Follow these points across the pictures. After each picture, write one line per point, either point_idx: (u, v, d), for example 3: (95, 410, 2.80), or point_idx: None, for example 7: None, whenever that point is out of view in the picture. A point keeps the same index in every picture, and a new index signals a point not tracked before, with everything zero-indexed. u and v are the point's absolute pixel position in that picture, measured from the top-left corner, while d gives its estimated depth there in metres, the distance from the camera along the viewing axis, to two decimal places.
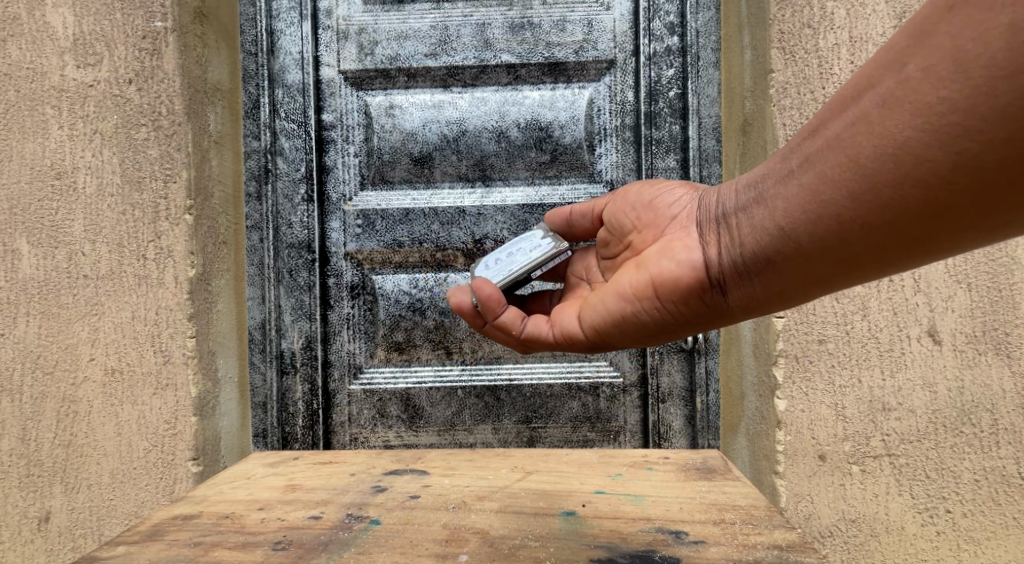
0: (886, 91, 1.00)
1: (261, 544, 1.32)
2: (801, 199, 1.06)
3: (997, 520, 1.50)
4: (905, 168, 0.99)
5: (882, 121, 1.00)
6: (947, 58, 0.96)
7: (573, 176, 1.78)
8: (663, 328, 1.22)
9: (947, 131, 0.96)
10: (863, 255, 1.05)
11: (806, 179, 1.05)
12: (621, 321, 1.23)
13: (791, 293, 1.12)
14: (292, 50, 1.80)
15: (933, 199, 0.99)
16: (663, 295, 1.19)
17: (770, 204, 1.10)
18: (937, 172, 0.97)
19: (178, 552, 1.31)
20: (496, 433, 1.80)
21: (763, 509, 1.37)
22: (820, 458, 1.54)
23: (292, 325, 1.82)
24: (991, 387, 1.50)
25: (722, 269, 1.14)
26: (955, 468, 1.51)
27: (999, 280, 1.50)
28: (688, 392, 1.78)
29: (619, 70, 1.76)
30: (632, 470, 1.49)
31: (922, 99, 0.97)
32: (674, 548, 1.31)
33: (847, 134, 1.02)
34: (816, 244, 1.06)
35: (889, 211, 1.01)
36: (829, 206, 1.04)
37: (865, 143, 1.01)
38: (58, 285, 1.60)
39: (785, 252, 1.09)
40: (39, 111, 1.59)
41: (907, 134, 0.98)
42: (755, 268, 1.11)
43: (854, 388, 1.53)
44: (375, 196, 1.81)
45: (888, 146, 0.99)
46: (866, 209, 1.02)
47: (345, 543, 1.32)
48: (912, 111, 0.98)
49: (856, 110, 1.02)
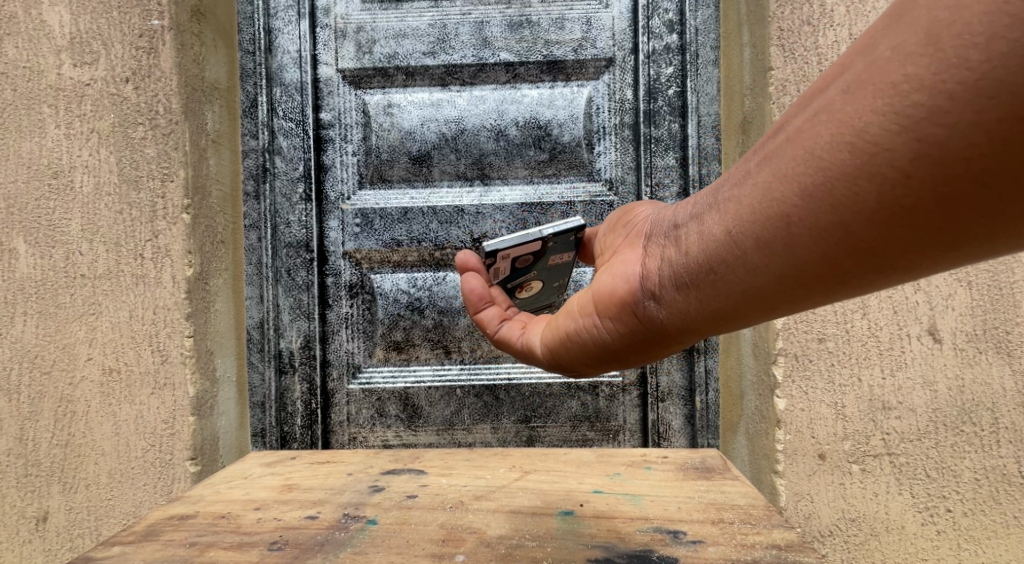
0: (852, 76, 0.97)
1: (257, 544, 1.32)
2: (754, 198, 1.03)
3: (998, 519, 1.50)
4: (866, 161, 0.96)
5: (846, 109, 0.97)
6: (919, 34, 0.94)
7: (572, 175, 1.77)
8: (609, 351, 1.21)
9: (909, 115, 0.94)
10: (813, 265, 1.01)
11: (759, 176, 1.03)
12: (569, 340, 1.23)
13: (733, 315, 1.09)
14: (291, 49, 1.79)
15: (893, 202, 0.96)
16: (607, 304, 1.18)
17: (717, 207, 1.07)
18: (893, 187, 0.95)
19: (174, 552, 1.30)
20: (495, 433, 1.79)
21: (762, 509, 1.37)
22: (819, 458, 1.54)
23: (291, 324, 1.80)
24: (991, 386, 1.50)
25: (662, 279, 1.13)
26: (955, 467, 1.51)
27: (999, 278, 1.49)
28: (688, 391, 1.77)
29: (619, 69, 1.76)
30: (631, 470, 1.49)
31: (892, 83, 0.95)
32: (673, 548, 1.31)
33: (807, 125, 1.00)
34: (761, 250, 1.03)
35: (842, 212, 0.98)
36: (780, 206, 1.01)
37: (823, 135, 0.98)
38: (56, 285, 1.60)
39: (729, 259, 1.06)
40: (36, 110, 1.58)
41: (867, 122, 0.96)
42: (697, 277, 1.09)
43: (854, 387, 1.53)
44: (373, 195, 1.80)
45: (847, 137, 0.97)
46: (817, 208, 0.99)
47: (342, 543, 1.32)
48: (876, 94, 0.95)
49: (818, 102, 1.00)
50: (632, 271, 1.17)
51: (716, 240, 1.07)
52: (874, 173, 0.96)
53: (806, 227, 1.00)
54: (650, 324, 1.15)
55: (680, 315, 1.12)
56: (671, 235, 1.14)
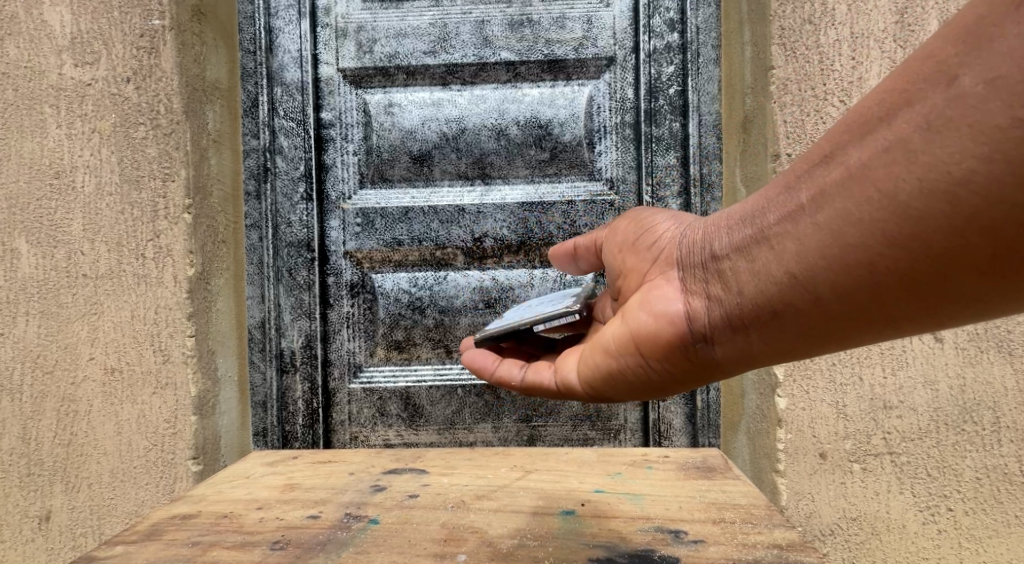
0: (930, 111, 0.98)
1: (259, 543, 1.32)
2: (820, 238, 1.04)
3: (998, 518, 1.50)
4: (953, 205, 0.97)
5: (927, 148, 0.98)
6: (1012, 68, 0.94)
7: (573, 174, 1.74)
8: (654, 387, 1.19)
9: (1010, 157, 0.95)
10: (877, 307, 1.03)
11: (822, 216, 1.04)
12: (606, 377, 1.21)
13: (796, 352, 1.10)
14: (291, 49, 1.76)
15: (969, 247, 0.98)
16: (648, 345, 1.16)
17: (777, 247, 1.07)
18: (973, 232, 0.97)
19: (176, 551, 1.31)
20: (496, 433, 1.75)
21: (763, 508, 1.37)
22: (821, 457, 1.54)
23: (292, 324, 1.77)
24: (992, 385, 1.50)
25: (710, 320, 1.12)
26: (956, 466, 1.51)
27: None
28: (689, 390, 1.73)
29: (620, 67, 1.72)
30: (632, 470, 1.50)
31: (976, 118, 0.96)
32: (674, 548, 1.31)
33: (879, 165, 1.00)
34: (828, 293, 1.04)
35: (914, 257, 1.00)
36: (857, 248, 1.02)
37: (902, 175, 0.99)
38: (58, 284, 1.62)
39: (796, 302, 1.06)
40: (38, 110, 1.61)
41: (956, 165, 0.97)
42: (756, 319, 1.09)
43: (855, 386, 1.53)
44: (374, 195, 1.77)
45: (931, 179, 0.98)
46: (898, 249, 1.00)
47: (343, 543, 1.32)
48: (969, 136, 0.96)
49: (887, 136, 1.00)
50: (675, 309, 1.15)
51: (779, 281, 1.07)
52: (952, 219, 0.98)
53: (880, 270, 1.01)
54: (699, 366, 1.15)
55: (733, 356, 1.13)
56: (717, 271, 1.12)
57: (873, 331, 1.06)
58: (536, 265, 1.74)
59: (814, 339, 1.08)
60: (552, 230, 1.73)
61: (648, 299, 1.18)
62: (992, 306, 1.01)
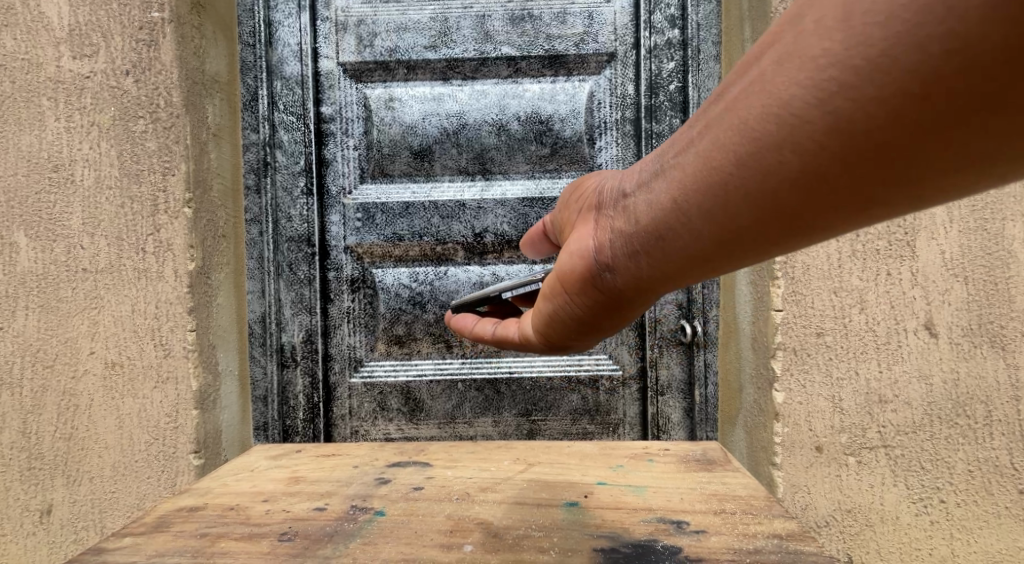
0: (819, 17, 0.94)
1: (268, 535, 1.34)
2: (712, 155, 1.00)
3: (990, 509, 1.53)
4: (846, 106, 0.93)
5: (813, 49, 0.94)
6: None
7: (573, 169, 1.74)
8: (582, 326, 1.17)
9: (901, 53, 0.91)
10: (778, 220, 0.99)
11: (711, 134, 1.01)
12: (541, 321, 1.20)
13: (700, 273, 1.07)
14: (291, 42, 1.75)
15: (874, 145, 0.93)
16: (567, 284, 1.14)
17: (671, 171, 1.04)
18: (872, 133, 0.93)
19: (185, 543, 1.33)
20: (496, 427, 1.76)
21: (763, 499, 1.40)
22: (817, 450, 1.56)
23: (293, 319, 1.77)
24: (985, 379, 1.53)
25: (616, 252, 1.10)
26: (949, 459, 1.54)
27: (996, 274, 1.52)
28: (687, 384, 1.75)
29: (620, 63, 1.73)
30: (634, 462, 1.52)
31: (863, 14, 0.92)
32: (676, 538, 1.34)
33: (768, 74, 0.97)
34: (721, 210, 1.01)
35: (810, 164, 0.96)
36: (747, 162, 0.98)
37: (790, 81, 0.95)
38: (57, 278, 1.62)
39: (689, 221, 1.03)
40: (36, 102, 1.60)
41: (842, 64, 0.93)
42: (656, 245, 1.07)
43: (851, 381, 1.55)
44: (374, 189, 1.77)
45: (820, 81, 0.94)
46: (787, 157, 0.97)
47: (351, 534, 1.34)
48: (858, 32, 0.92)
49: (778, 46, 0.96)
50: (588, 246, 1.13)
51: (675, 204, 1.04)
52: (847, 123, 0.93)
53: (772, 181, 0.98)
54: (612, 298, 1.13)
55: (639, 282, 1.10)
56: (624, 205, 1.11)
57: (777, 245, 1.02)
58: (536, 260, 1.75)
59: (716, 256, 1.05)
60: None
61: (569, 243, 1.16)
62: (915, 204, 0.96)
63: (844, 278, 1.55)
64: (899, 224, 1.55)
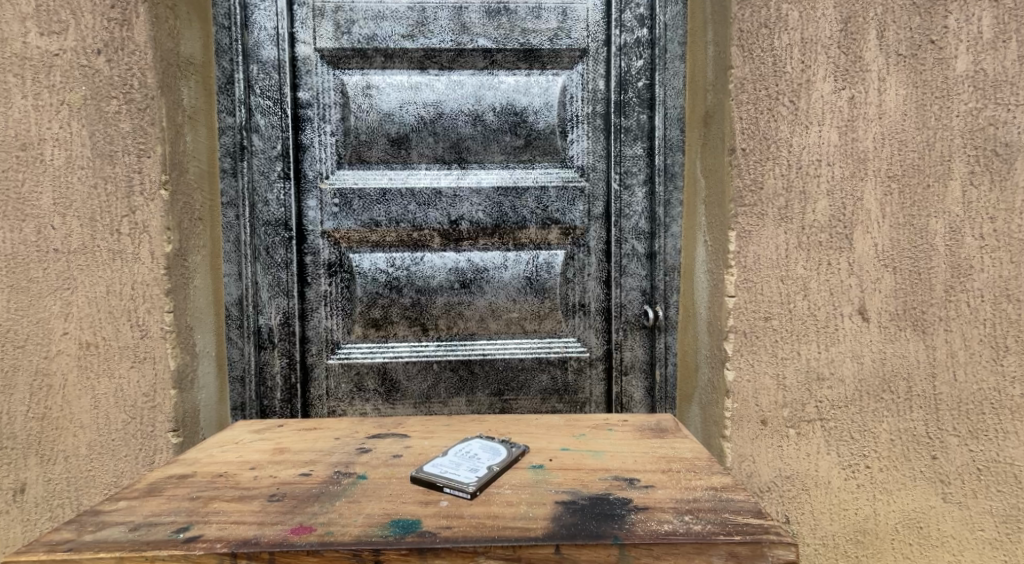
0: None
1: (257, 496, 1.44)
2: None
3: (907, 473, 1.70)
4: None
5: None
6: None
7: (545, 161, 1.85)
8: None
9: None
10: None
11: None
12: None
13: None
14: (267, 26, 1.78)
15: None
16: None
17: None
18: None
19: (179, 504, 1.42)
20: (469, 406, 1.85)
21: (705, 460, 1.55)
22: (762, 423, 1.70)
23: (269, 302, 1.81)
24: (908, 358, 1.70)
25: None
26: (874, 430, 1.70)
27: (919, 264, 1.68)
28: (648, 365, 1.88)
29: (592, 59, 1.84)
30: (595, 431, 1.68)
31: None
32: (628, 491, 1.46)
33: None
34: None
35: None
36: None
37: None
38: (27, 258, 1.60)
39: None
40: (1, 78, 1.57)
41: None
42: None
43: (793, 360, 1.70)
44: (352, 175, 1.82)
45: None
46: None
47: (337, 494, 1.45)
48: None
49: None
50: None
51: None
52: None
53: None
54: None
55: None
56: None
57: None
58: (510, 247, 1.85)
59: None
60: (524, 214, 1.85)
61: None
62: None
63: (790, 268, 1.68)
64: (839, 218, 1.68)
